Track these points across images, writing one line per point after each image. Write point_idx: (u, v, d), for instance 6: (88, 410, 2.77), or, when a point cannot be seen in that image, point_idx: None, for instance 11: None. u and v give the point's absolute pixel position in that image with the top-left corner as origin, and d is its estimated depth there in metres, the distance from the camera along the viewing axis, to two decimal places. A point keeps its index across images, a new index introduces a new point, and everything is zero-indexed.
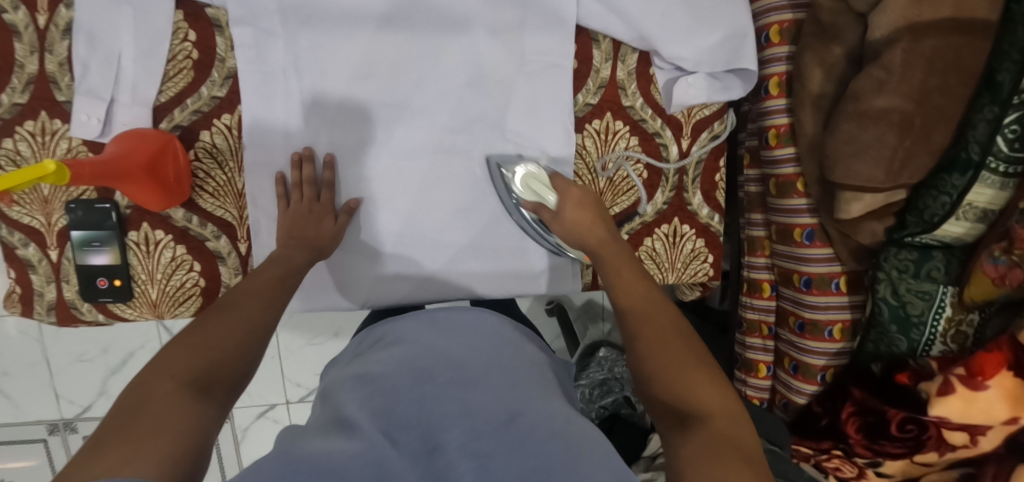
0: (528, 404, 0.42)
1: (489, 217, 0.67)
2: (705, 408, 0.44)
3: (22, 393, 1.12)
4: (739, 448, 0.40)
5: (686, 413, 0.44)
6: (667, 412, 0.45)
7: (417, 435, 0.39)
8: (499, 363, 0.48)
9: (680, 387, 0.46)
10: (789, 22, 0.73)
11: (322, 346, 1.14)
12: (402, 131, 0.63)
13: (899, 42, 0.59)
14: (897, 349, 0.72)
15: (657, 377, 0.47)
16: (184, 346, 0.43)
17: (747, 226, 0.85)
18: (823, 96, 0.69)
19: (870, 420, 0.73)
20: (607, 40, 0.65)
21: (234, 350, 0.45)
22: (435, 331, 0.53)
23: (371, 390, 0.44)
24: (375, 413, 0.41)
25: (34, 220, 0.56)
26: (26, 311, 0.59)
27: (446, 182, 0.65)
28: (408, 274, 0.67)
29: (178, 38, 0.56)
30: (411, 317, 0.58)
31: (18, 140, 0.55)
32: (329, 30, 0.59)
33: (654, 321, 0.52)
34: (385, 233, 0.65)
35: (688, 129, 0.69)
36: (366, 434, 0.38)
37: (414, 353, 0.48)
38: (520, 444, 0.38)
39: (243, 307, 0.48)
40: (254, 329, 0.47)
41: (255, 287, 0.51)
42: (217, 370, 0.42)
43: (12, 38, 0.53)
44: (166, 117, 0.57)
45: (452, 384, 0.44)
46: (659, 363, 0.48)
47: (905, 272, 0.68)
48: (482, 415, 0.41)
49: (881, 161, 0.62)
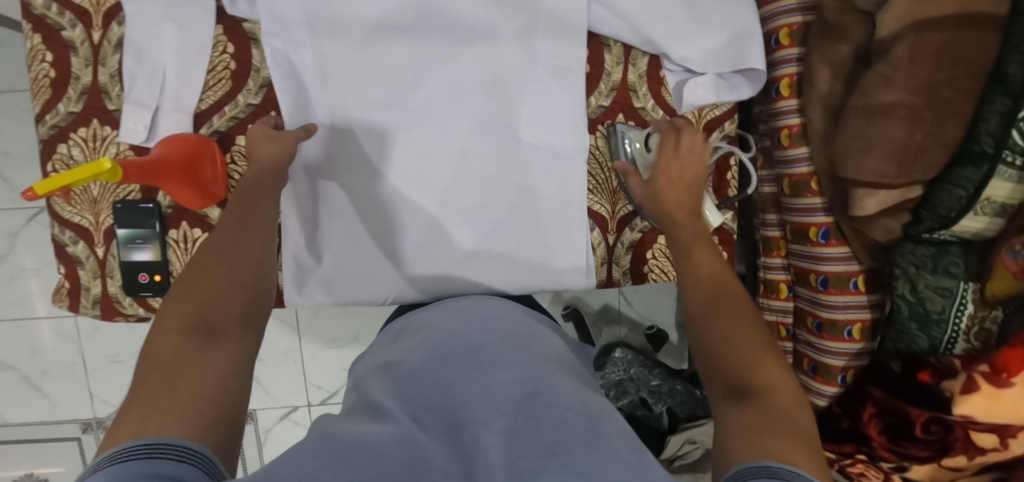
0: (547, 384, 0.44)
1: (505, 216, 0.69)
2: (764, 379, 0.45)
3: (61, 391, 1.18)
4: (787, 418, 0.42)
5: (739, 381, 0.46)
6: (719, 378, 0.47)
7: (442, 417, 0.41)
8: (513, 348, 0.50)
9: (745, 362, 0.47)
10: (798, 24, 0.74)
11: (342, 349, 1.17)
12: (419, 135, 0.66)
13: (905, 38, 0.60)
14: (917, 347, 0.71)
15: (720, 345, 0.49)
16: (186, 295, 0.43)
17: (762, 227, 0.86)
18: (831, 95, 0.70)
19: (892, 420, 0.72)
20: (618, 45, 0.68)
21: (231, 294, 0.45)
22: (458, 319, 0.56)
23: (402, 378, 0.46)
24: (405, 400, 0.43)
25: (84, 219, 0.61)
26: (73, 305, 0.63)
27: (463, 182, 0.68)
28: (428, 271, 0.69)
29: (217, 51, 0.61)
30: (438, 308, 0.61)
31: (72, 146, 0.60)
32: (354, 39, 0.63)
33: (722, 300, 0.52)
34: (405, 235, 0.68)
35: (699, 128, 0.71)
36: (396, 418, 0.40)
37: (441, 340, 0.51)
38: (540, 420, 0.39)
39: (239, 246, 0.49)
40: (251, 269, 0.48)
41: (247, 223, 0.51)
42: (218, 314, 0.43)
43: (70, 54, 0.59)
44: (206, 123, 0.62)
45: (476, 366, 0.46)
46: (713, 326, 0.50)
47: (922, 268, 0.67)
48: (500, 394, 0.42)
49: (891, 155, 0.63)
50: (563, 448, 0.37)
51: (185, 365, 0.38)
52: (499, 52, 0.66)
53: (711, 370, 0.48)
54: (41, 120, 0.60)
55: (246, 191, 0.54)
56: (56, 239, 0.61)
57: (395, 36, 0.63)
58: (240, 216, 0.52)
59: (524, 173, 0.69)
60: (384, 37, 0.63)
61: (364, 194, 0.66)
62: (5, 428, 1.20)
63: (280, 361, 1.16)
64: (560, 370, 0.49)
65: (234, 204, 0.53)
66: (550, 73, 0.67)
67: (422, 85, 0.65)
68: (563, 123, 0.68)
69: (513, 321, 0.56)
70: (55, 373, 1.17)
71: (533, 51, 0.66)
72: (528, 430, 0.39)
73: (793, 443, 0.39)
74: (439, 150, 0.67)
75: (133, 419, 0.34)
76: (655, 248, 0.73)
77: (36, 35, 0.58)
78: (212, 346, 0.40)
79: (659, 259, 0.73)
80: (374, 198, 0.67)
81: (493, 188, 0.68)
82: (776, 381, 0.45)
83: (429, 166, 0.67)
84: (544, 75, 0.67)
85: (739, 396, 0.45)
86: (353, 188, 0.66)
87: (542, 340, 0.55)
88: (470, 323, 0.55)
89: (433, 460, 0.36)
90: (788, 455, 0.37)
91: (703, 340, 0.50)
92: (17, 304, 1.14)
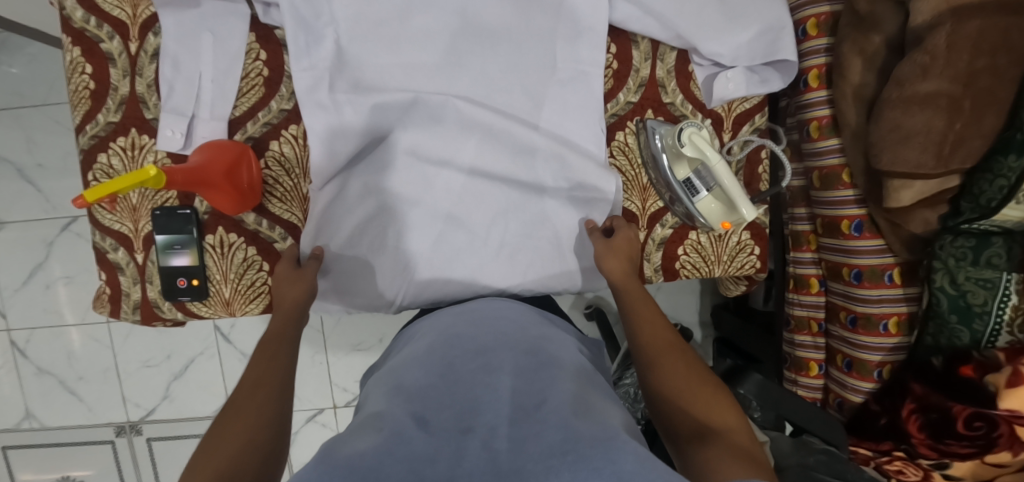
0: (553, 389, 0.44)
1: (507, 228, 0.67)
2: (722, 423, 0.48)
3: (95, 395, 1.20)
4: (744, 453, 0.44)
5: (697, 427, 0.47)
6: (677, 429, 0.48)
7: (451, 416, 0.40)
8: (523, 354, 0.49)
9: (701, 409, 0.49)
10: (826, 14, 0.73)
11: (367, 351, 1.18)
12: (430, 141, 0.64)
13: (943, 25, 0.59)
14: (959, 342, 0.69)
15: (677, 392, 0.51)
16: (209, 452, 0.42)
17: (791, 221, 0.85)
18: (863, 87, 0.69)
19: (933, 417, 0.70)
20: (646, 41, 0.68)
21: (249, 449, 0.43)
22: (464, 323, 0.56)
23: (407, 388, 0.45)
24: (409, 400, 0.43)
25: (123, 226, 0.62)
26: (114, 310, 0.65)
27: (481, 194, 0.66)
28: (442, 272, 0.66)
29: (250, 58, 0.62)
30: (432, 328, 0.57)
31: (112, 156, 0.62)
32: (385, 18, 0.61)
33: (667, 345, 0.56)
34: (426, 225, 0.65)
35: (729, 122, 0.70)
36: (393, 421, 0.39)
37: (443, 345, 0.51)
38: (545, 426, 0.38)
39: (259, 396, 0.49)
40: (273, 422, 0.47)
41: (262, 372, 0.52)
42: (236, 467, 0.40)
43: (109, 65, 0.60)
44: (240, 130, 0.63)
45: (481, 370, 0.45)
46: (669, 377, 0.52)
47: (963, 260, 0.67)
48: (511, 402, 0.42)
49: (930, 146, 0.62)
50: (572, 446, 0.36)
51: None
52: (527, 50, 0.65)
53: (672, 420, 0.49)
54: (81, 131, 0.61)
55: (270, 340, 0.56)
56: (97, 246, 0.63)
57: (401, 44, 0.62)
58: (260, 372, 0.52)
59: (535, 179, 0.67)
60: (395, 46, 0.62)
61: (370, 208, 0.64)
62: (43, 432, 1.23)
63: (307, 364, 1.18)
64: (569, 372, 0.49)
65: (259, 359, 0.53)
66: (579, 70, 0.67)
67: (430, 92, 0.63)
68: (590, 121, 0.68)
69: (511, 316, 0.58)
70: (90, 378, 1.20)
71: (555, 52, 0.66)
72: (533, 435, 0.38)
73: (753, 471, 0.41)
74: (453, 162, 0.65)
75: None
76: (687, 244, 0.71)
77: (75, 48, 0.60)
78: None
79: (690, 255, 0.71)
80: (379, 210, 0.64)
81: (494, 199, 0.66)
82: (732, 424, 0.48)
83: (435, 179, 0.64)
84: (569, 70, 0.67)
85: (700, 438, 0.46)
86: (354, 195, 0.64)
87: (549, 338, 0.55)
88: (480, 327, 0.54)
89: (418, 454, 0.36)
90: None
91: (655, 399, 0.52)
92: (53, 311, 1.17)
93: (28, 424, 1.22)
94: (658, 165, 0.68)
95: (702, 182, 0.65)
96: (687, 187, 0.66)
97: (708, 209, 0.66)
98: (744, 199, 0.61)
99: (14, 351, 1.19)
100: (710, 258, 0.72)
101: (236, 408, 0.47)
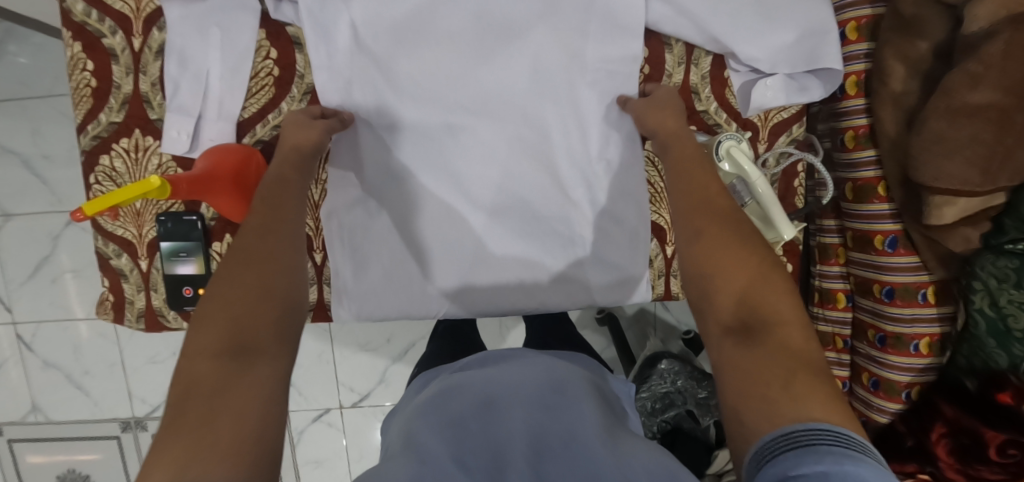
0: (580, 424, 0.46)
1: (523, 252, 0.66)
2: (773, 316, 0.43)
3: (101, 390, 1.19)
4: (797, 357, 0.40)
5: (745, 320, 0.43)
6: (722, 320, 0.44)
7: (485, 457, 0.43)
8: (546, 385, 0.51)
9: (749, 298, 0.44)
10: (867, 17, 0.69)
11: (376, 352, 1.16)
12: (457, 155, 0.63)
13: (1000, 33, 0.55)
14: (995, 365, 0.65)
15: (722, 279, 0.45)
16: (222, 303, 0.42)
17: (819, 232, 0.81)
18: (905, 95, 0.65)
19: (964, 442, 0.67)
20: (680, 44, 0.64)
21: (263, 309, 0.42)
22: (489, 363, 0.58)
23: (441, 417, 0.47)
24: (446, 439, 0.44)
25: (127, 232, 0.59)
26: (117, 318, 0.62)
27: (514, 201, 0.65)
28: (480, 287, 0.66)
29: (261, 56, 0.59)
30: (463, 370, 0.58)
31: (114, 157, 0.59)
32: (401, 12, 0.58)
33: (712, 209, 0.49)
34: (458, 236, 0.65)
35: (765, 132, 0.67)
36: (435, 461, 0.42)
37: (472, 380, 0.52)
38: (571, 462, 0.42)
39: (269, 241, 0.47)
40: (281, 271, 0.45)
41: (268, 214, 0.49)
42: (245, 330, 0.41)
43: (111, 62, 0.57)
44: (249, 132, 0.60)
45: (511, 404, 0.48)
46: (712, 258, 0.46)
47: (1005, 281, 0.61)
48: (539, 440, 0.45)
49: (977, 160, 0.58)
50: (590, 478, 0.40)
51: (228, 389, 0.37)
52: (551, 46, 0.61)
53: (715, 303, 0.45)
54: (82, 131, 0.58)
55: (295, 151, 0.54)
56: (100, 252, 0.60)
57: (420, 47, 0.60)
58: (267, 216, 0.49)
59: (560, 202, 0.65)
60: (415, 46, 0.60)
61: (396, 214, 0.64)
62: (49, 425, 1.22)
63: (314, 363, 1.16)
64: (594, 400, 0.51)
65: (273, 191, 0.51)
66: (608, 75, 0.63)
67: (455, 98, 0.62)
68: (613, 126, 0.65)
69: (541, 360, 0.56)
70: (95, 373, 1.18)
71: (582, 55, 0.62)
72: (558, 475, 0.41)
73: (817, 393, 0.37)
74: (479, 187, 0.64)
75: (176, 447, 0.34)
76: None
77: (76, 43, 0.57)
78: (245, 371, 0.38)
79: None
80: (403, 218, 0.64)
81: (516, 226, 0.66)
82: (785, 314, 0.43)
83: (456, 201, 0.65)
84: (595, 75, 0.63)
85: (745, 335, 0.42)
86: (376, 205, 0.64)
87: (571, 366, 0.56)
88: (506, 363, 0.56)
89: None
90: (819, 415, 0.35)
91: (702, 281, 0.46)
92: (59, 305, 1.15)
93: (34, 417, 1.21)
94: None
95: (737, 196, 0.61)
96: None
97: None
98: (784, 217, 0.59)
99: (20, 345, 1.17)
100: None
101: (247, 251, 0.46)
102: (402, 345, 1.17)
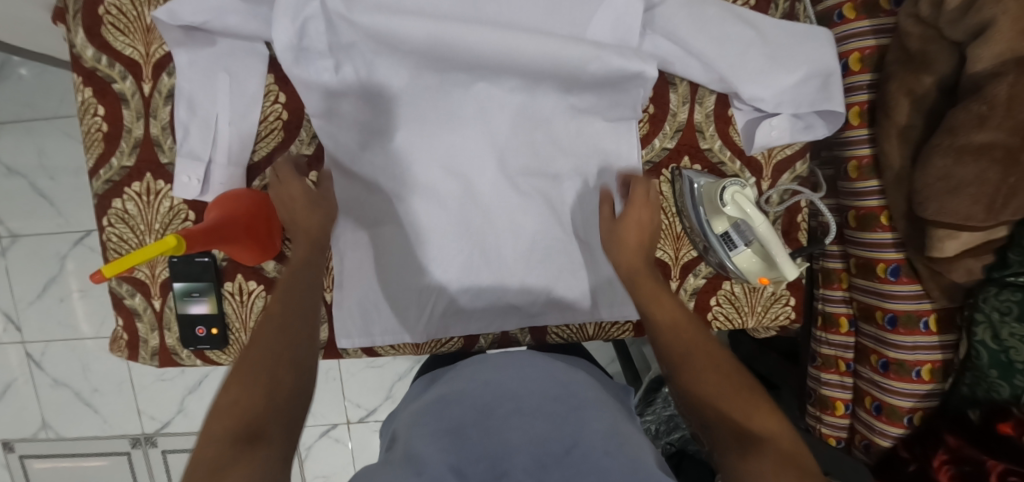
0: (583, 434, 0.44)
1: (532, 228, 0.67)
2: (764, 429, 0.46)
3: (111, 407, 1.20)
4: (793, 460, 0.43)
5: (740, 435, 0.46)
6: (721, 437, 0.47)
7: (485, 465, 0.41)
8: (552, 400, 0.49)
9: (739, 411, 0.48)
10: (871, 48, 0.70)
11: (382, 368, 1.18)
12: (452, 136, 0.64)
13: (1005, 75, 0.55)
14: (999, 395, 0.66)
15: (713, 396, 0.49)
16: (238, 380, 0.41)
17: (821, 258, 0.82)
18: (910, 128, 0.66)
19: (966, 470, 0.66)
20: (684, 83, 0.66)
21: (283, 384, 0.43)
22: (493, 365, 0.54)
23: (442, 425, 0.46)
24: (445, 448, 0.43)
25: (141, 272, 0.61)
26: (131, 355, 0.64)
27: (518, 165, 0.66)
28: (487, 268, 0.67)
29: (270, 100, 0.61)
30: (471, 366, 0.56)
31: (126, 200, 0.60)
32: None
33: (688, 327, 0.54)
34: (465, 203, 0.66)
35: (768, 169, 0.69)
36: (432, 469, 0.39)
37: (473, 389, 0.50)
38: (579, 470, 0.40)
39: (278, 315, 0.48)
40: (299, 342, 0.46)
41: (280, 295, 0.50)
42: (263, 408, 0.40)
43: (121, 106, 0.59)
44: (259, 175, 0.62)
45: (516, 414, 0.46)
46: (696, 378, 0.50)
47: (1007, 314, 0.62)
48: (540, 447, 0.43)
49: (982, 197, 0.58)
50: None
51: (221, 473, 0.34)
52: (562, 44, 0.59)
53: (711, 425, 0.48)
54: (94, 175, 0.60)
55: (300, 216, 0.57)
56: (115, 291, 0.62)
57: (424, 63, 0.60)
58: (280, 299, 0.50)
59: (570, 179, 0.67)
60: (407, 65, 0.61)
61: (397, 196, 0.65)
62: (60, 442, 1.23)
63: (320, 380, 1.17)
64: (605, 411, 0.49)
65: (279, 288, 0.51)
66: (595, 82, 0.62)
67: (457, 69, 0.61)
68: (599, 119, 0.66)
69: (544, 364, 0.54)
70: (105, 391, 1.20)
71: (563, 60, 0.59)
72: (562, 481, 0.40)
73: None
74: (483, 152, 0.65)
75: None
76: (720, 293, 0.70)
77: (87, 88, 0.58)
78: (248, 453, 0.36)
79: (724, 306, 0.70)
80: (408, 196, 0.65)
81: (520, 220, 0.67)
82: (773, 427, 0.46)
83: (480, 174, 0.66)
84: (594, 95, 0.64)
85: (744, 446, 0.45)
86: (379, 240, 0.65)
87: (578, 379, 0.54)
88: (508, 368, 0.52)
89: None
90: None
91: (700, 394, 0.50)
92: (68, 324, 1.16)
93: (45, 434, 1.23)
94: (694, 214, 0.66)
95: (741, 236, 0.64)
96: (724, 241, 0.64)
97: (746, 261, 0.64)
98: (784, 256, 0.59)
99: (30, 363, 1.19)
100: (743, 307, 0.70)
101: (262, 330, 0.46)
102: (407, 362, 1.18)
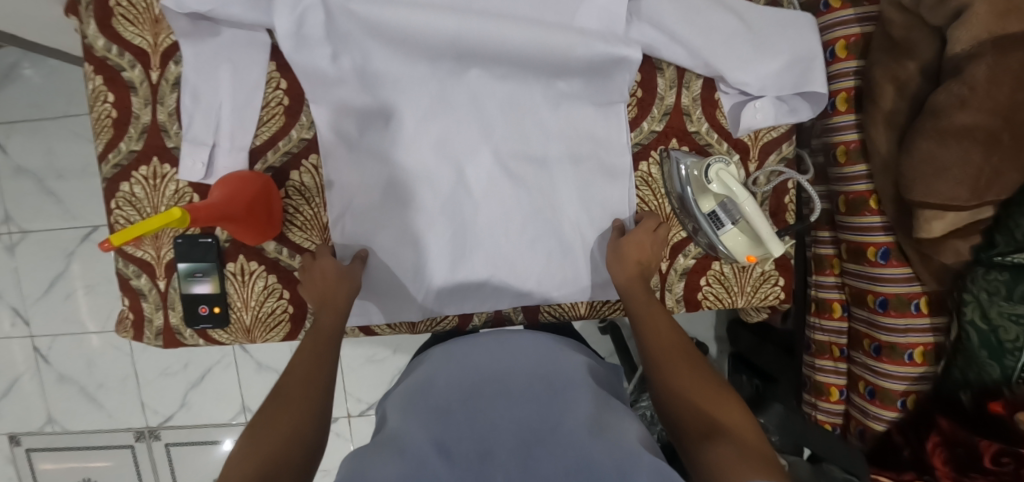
0: (567, 416, 0.45)
1: (526, 213, 0.69)
2: (729, 423, 0.49)
3: (115, 401, 1.22)
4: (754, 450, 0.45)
5: (707, 428, 0.48)
6: (687, 427, 0.50)
7: (470, 443, 0.42)
8: (539, 383, 0.50)
9: (705, 410, 0.51)
10: (856, 35, 0.72)
11: (382, 362, 1.19)
12: (446, 126, 0.66)
13: (983, 56, 0.57)
14: (988, 377, 0.65)
15: (685, 395, 0.53)
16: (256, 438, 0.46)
17: (814, 244, 0.83)
18: (895, 113, 0.67)
19: (959, 452, 0.66)
20: (671, 69, 0.68)
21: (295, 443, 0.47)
22: (483, 352, 0.55)
23: (430, 406, 0.47)
24: (432, 428, 0.44)
25: (146, 253, 0.64)
26: (136, 335, 0.66)
27: (509, 151, 0.68)
28: (483, 252, 0.69)
29: (271, 87, 0.63)
30: (455, 349, 0.58)
31: (134, 184, 0.63)
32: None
33: (665, 340, 0.59)
34: (459, 190, 0.68)
35: (755, 151, 0.71)
36: (415, 448, 0.41)
37: (459, 375, 0.52)
38: (562, 449, 0.41)
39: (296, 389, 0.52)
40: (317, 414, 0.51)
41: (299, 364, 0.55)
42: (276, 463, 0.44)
43: (130, 94, 0.62)
44: (260, 159, 0.64)
45: (502, 398, 0.47)
46: (671, 381, 0.55)
47: (996, 294, 0.62)
48: (524, 428, 0.44)
49: (965, 179, 0.59)
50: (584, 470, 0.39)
51: None
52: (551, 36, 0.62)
53: (682, 415, 0.51)
54: (103, 160, 0.62)
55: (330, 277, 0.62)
56: (121, 272, 0.64)
57: (419, 53, 0.63)
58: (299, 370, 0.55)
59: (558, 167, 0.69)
60: (402, 56, 0.63)
61: (394, 185, 0.66)
62: (66, 435, 1.25)
63: None
64: (590, 394, 0.51)
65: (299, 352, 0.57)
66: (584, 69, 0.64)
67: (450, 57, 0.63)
68: (589, 106, 0.68)
69: (533, 352, 0.56)
70: (109, 385, 1.22)
71: (553, 47, 0.62)
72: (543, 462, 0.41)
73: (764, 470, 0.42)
74: (476, 141, 0.67)
75: None
76: (709, 274, 0.72)
77: (97, 76, 0.61)
78: None
79: (713, 286, 0.72)
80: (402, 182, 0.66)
81: (512, 206, 0.68)
82: (736, 422, 0.49)
83: (475, 157, 0.67)
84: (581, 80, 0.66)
85: (707, 437, 0.48)
86: (375, 222, 0.67)
87: (566, 363, 0.55)
88: (499, 355, 0.54)
89: None
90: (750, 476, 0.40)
91: (674, 396, 0.53)
92: (74, 319, 1.19)
93: (51, 427, 1.25)
94: (683, 196, 0.68)
95: (727, 214, 0.65)
96: (712, 220, 0.66)
97: (734, 241, 0.65)
98: (771, 235, 0.60)
99: (38, 357, 1.21)
100: (733, 287, 0.72)
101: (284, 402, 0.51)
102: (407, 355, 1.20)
